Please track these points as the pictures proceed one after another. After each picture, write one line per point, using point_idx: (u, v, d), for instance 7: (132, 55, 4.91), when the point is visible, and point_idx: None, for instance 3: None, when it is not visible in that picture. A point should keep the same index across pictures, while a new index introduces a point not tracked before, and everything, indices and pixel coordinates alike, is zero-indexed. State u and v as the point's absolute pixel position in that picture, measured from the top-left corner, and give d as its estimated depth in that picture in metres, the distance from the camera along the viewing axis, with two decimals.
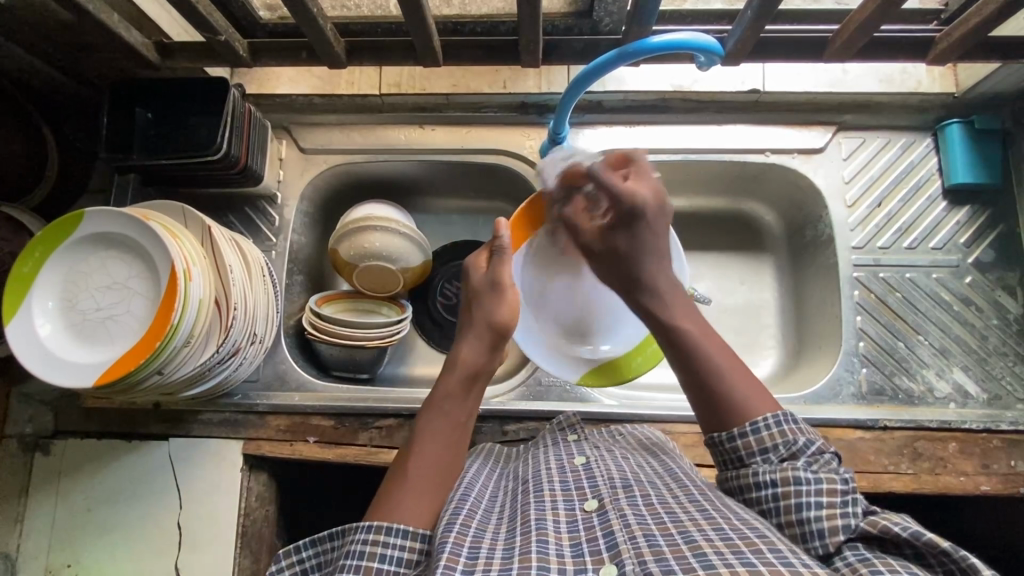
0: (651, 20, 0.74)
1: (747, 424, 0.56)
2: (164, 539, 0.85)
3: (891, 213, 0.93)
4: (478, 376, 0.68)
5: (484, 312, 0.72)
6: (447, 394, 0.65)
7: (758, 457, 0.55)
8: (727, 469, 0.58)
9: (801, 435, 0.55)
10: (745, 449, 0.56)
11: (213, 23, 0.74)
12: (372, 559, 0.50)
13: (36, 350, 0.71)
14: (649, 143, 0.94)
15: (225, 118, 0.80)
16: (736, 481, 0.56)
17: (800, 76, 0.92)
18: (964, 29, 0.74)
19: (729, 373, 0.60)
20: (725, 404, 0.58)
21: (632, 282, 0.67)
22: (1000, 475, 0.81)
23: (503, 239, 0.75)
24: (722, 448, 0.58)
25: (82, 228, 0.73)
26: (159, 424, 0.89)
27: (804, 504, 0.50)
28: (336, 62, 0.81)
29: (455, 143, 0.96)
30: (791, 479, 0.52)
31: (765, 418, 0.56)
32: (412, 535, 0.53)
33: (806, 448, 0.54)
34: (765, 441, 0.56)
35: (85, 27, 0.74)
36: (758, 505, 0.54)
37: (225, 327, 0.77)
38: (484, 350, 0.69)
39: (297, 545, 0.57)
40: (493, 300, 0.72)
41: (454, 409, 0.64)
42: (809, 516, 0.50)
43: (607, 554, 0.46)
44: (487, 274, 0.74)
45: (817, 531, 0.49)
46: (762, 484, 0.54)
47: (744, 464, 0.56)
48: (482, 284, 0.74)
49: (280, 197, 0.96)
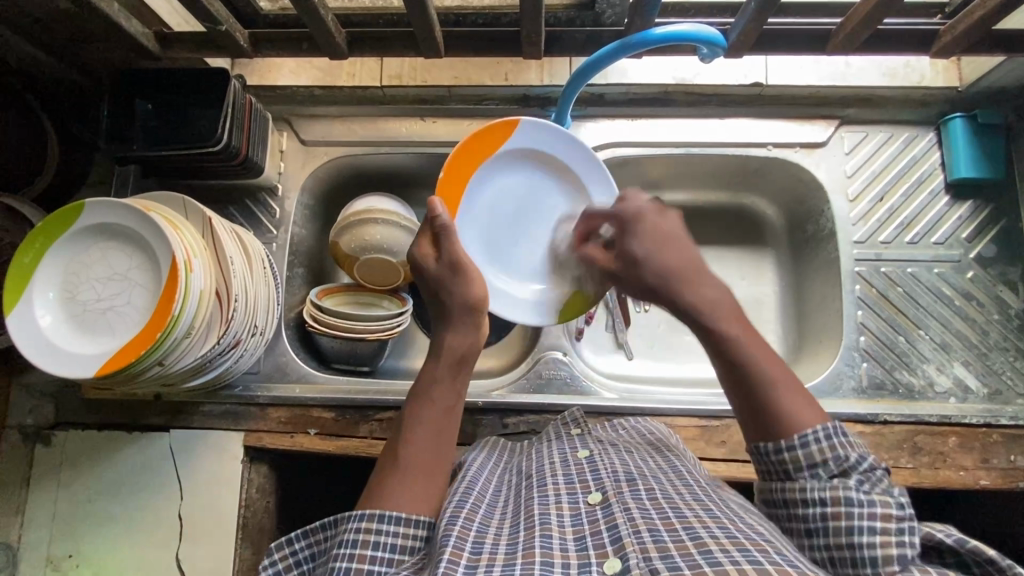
0: (654, 12, 0.73)
1: (797, 439, 0.55)
2: (165, 530, 0.85)
3: (893, 207, 0.93)
4: (466, 361, 0.66)
5: (455, 298, 0.69)
6: (432, 381, 0.64)
7: (806, 472, 0.54)
8: (772, 481, 0.57)
9: (854, 450, 0.54)
10: (792, 463, 0.55)
11: (213, 12, 0.73)
12: (365, 547, 0.51)
13: (36, 341, 0.71)
14: (650, 137, 0.94)
15: (226, 109, 0.80)
16: (782, 496, 0.56)
17: (802, 69, 0.91)
18: (968, 23, 0.73)
19: (772, 380, 0.57)
20: (772, 416, 0.56)
21: (658, 289, 0.64)
22: (1000, 470, 0.81)
23: (442, 219, 0.69)
24: (768, 458, 0.56)
25: (82, 219, 0.73)
26: (160, 416, 0.89)
27: (856, 529, 0.49)
28: (336, 53, 0.81)
29: (455, 136, 0.96)
30: (842, 501, 0.51)
31: (816, 431, 0.54)
32: (405, 522, 0.53)
33: (858, 465, 0.53)
34: (814, 457, 0.54)
35: (85, 16, 0.73)
36: (807, 522, 0.53)
37: (225, 320, 0.77)
38: (468, 333, 0.68)
39: (289, 537, 0.58)
40: (456, 284, 0.69)
41: (441, 393, 0.63)
42: (861, 540, 0.49)
43: (611, 548, 0.46)
44: (443, 261, 0.70)
45: (870, 558, 0.48)
46: (812, 503, 0.53)
47: (791, 478, 0.55)
48: (441, 272, 0.70)
49: (281, 189, 0.95)
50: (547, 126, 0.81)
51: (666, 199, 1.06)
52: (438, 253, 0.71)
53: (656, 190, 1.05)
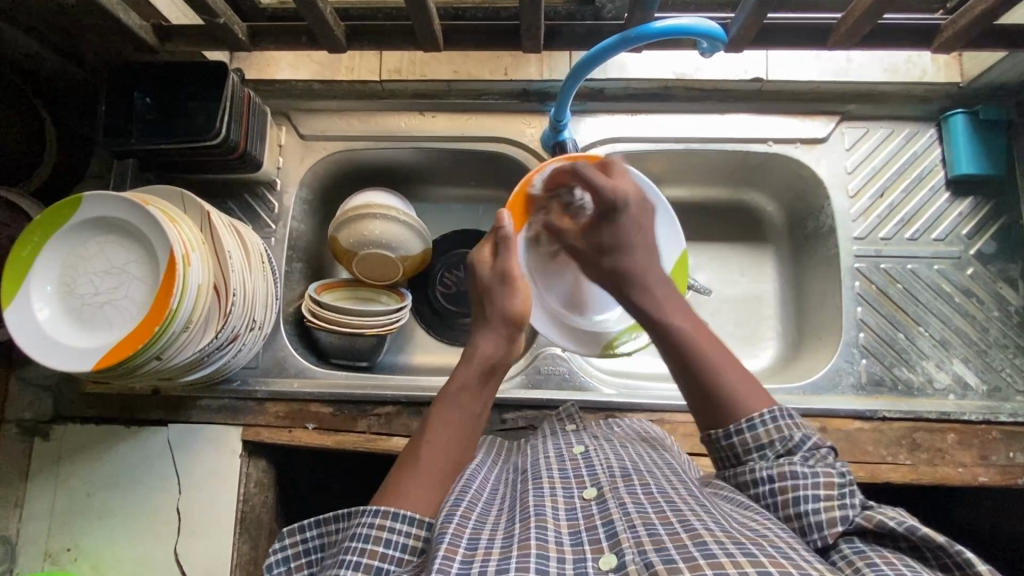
0: (654, 6, 0.73)
1: (744, 422, 0.57)
2: (163, 525, 0.85)
3: (893, 204, 0.93)
4: (495, 370, 0.69)
5: (498, 306, 0.72)
6: (464, 386, 0.66)
7: (754, 454, 0.56)
8: (726, 468, 0.58)
9: (798, 430, 0.56)
10: (742, 446, 0.57)
11: (211, 4, 0.73)
12: (376, 543, 0.50)
13: (34, 333, 0.70)
14: (650, 132, 0.94)
15: (224, 103, 0.80)
16: (734, 479, 0.57)
17: (803, 64, 0.91)
18: (970, 17, 0.73)
19: (721, 367, 0.60)
20: (717, 399, 0.59)
21: (618, 279, 0.71)
22: (998, 467, 0.81)
23: (504, 229, 0.74)
24: (719, 446, 0.58)
25: (81, 213, 0.72)
26: (158, 410, 0.89)
27: (801, 498, 0.51)
28: (335, 46, 0.81)
29: (455, 131, 0.96)
30: (787, 474, 0.52)
31: (762, 413, 0.57)
32: (418, 523, 0.53)
33: (803, 444, 0.55)
34: (761, 438, 0.56)
35: (83, 8, 0.73)
36: (757, 499, 0.54)
37: (223, 314, 0.76)
38: (502, 343, 0.70)
39: (301, 525, 0.57)
40: (502, 294, 0.72)
41: (470, 400, 0.65)
42: (807, 509, 0.50)
43: (607, 543, 0.46)
44: (494, 269, 0.74)
45: (816, 523, 0.49)
46: (761, 481, 0.54)
47: (743, 461, 0.57)
48: (491, 279, 0.73)
49: (280, 183, 0.95)
50: (635, 181, 0.80)
51: (666, 195, 1.06)
52: (493, 262, 0.75)
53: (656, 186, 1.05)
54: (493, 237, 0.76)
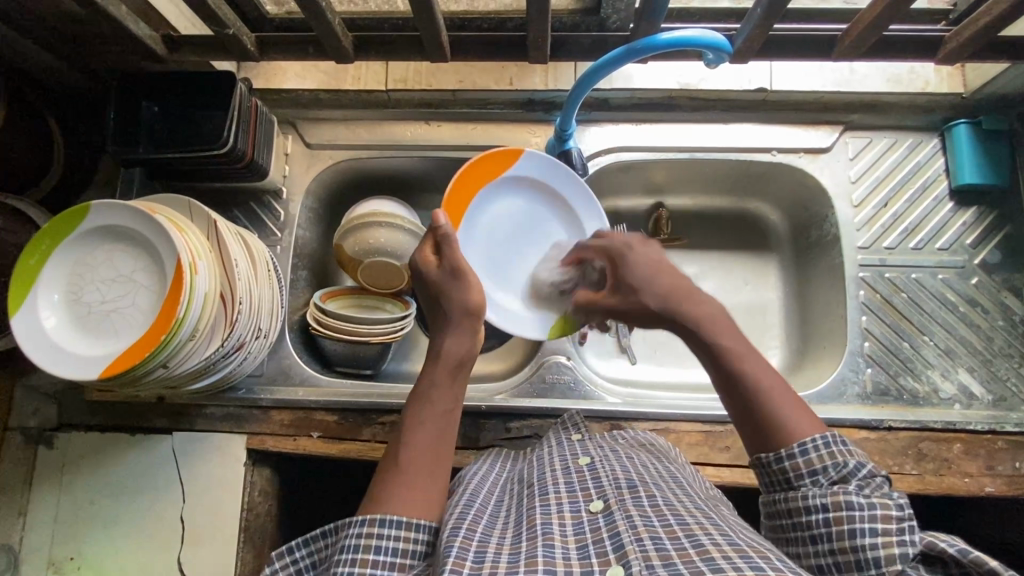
0: (660, 18, 0.74)
1: (796, 447, 0.55)
2: (167, 534, 0.85)
3: (897, 213, 0.93)
4: (465, 365, 0.66)
5: (455, 301, 0.69)
6: (432, 385, 0.63)
7: (806, 480, 0.54)
8: (773, 491, 0.57)
9: (852, 458, 0.54)
10: (793, 471, 0.55)
11: (222, 16, 0.74)
12: (367, 551, 0.50)
13: (39, 340, 0.70)
14: (654, 141, 0.94)
15: (232, 112, 0.80)
16: (784, 504, 0.55)
17: (807, 75, 0.91)
18: (974, 29, 0.74)
19: (774, 397, 0.57)
20: (769, 426, 0.57)
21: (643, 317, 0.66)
22: (1005, 477, 0.81)
23: (444, 228, 0.72)
24: (770, 469, 0.56)
25: (87, 220, 0.73)
26: (163, 418, 0.89)
27: (857, 531, 0.50)
28: (343, 57, 0.81)
29: (460, 139, 0.96)
30: (843, 504, 0.51)
31: (815, 438, 0.55)
32: (407, 525, 0.53)
33: (856, 472, 0.53)
34: (814, 463, 0.54)
35: (93, 18, 0.73)
36: (808, 526, 0.53)
37: (229, 323, 0.76)
38: (466, 337, 0.67)
39: (289, 545, 0.57)
40: (457, 288, 0.70)
41: (439, 396, 0.62)
42: (864, 542, 0.49)
43: (614, 555, 0.46)
44: (442, 268, 0.71)
45: (874, 559, 0.49)
46: (813, 509, 0.53)
47: (792, 486, 0.55)
48: (441, 277, 0.70)
49: (286, 192, 0.96)
50: (547, 162, 0.86)
51: (670, 204, 1.06)
52: (440, 260, 0.72)
53: (660, 195, 1.05)
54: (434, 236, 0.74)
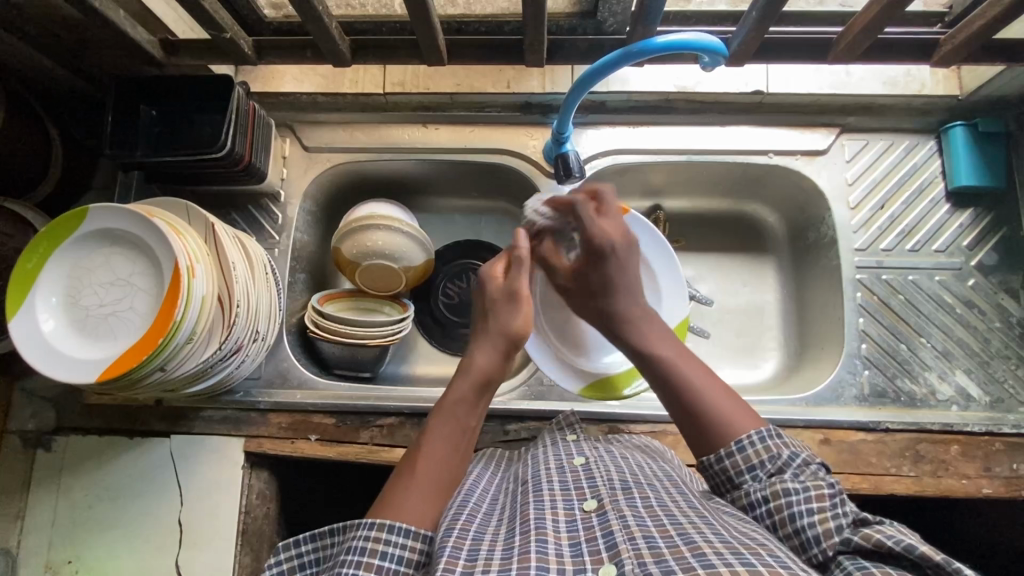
0: (656, 21, 0.74)
1: (734, 445, 0.57)
2: (164, 537, 0.85)
3: (894, 215, 0.93)
4: (490, 385, 0.67)
5: (502, 321, 0.70)
6: (459, 400, 0.64)
7: (747, 476, 0.56)
8: (721, 492, 0.58)
9: (786, 448, 0.56)
10: (733, 469, 0.57)
11: (219, 20, 0.74)
12: (373, 555, 0.50)
13: (38, 344, 0.71)
14: (652, 143, 0.95)
15: (230, 116, 0.80)
16: (733, 502, 0.57)
17: (803, 77, 0.91)
18: (969, 32, 0.74)
19: (708, 390, 0.61)
20: (711, 430, 0.59)
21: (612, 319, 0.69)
22: (1002, 478, 0.81)
23: (520, 250, 0.73)
24: (712, 471, 0.59)
25: (86, 224, 0.73)
26: (160, 421, 0.89)
27: (795, 514, 0.51)
28: (340, 60, 0.82)
29: (458, 142, 0.96)
30: (780, 492, 0.52)
31: (750, 435, 0.57)
32: (414, 535, 0.53)
33: (792, 461, 0.55)
34: (752, 459, 0.56)
35: (91, 23, 0.74)
36: (755, 521, 0.54)
37: (227, 326, 0.77)
38: (500, 360, 0.68)
39: (296, 538, 0.57)
40: (509, 309, 0.71)
41: (463, 414, 0.64)
42: (803, 523, 0.50)
43: (606, 553, 0.46)
44: (504, 286, 0.72)
45: (813, 537, 0.49)
46: (756, 503, 0.54)
47: (736, 485, 0.57)
48: (501, 294, 0.72)
49: (284, 195, 0.96)
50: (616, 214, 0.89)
51: (668, 206, 1.06)
52: (505, 278, 0.73)
53: (658, 197, 1.05)
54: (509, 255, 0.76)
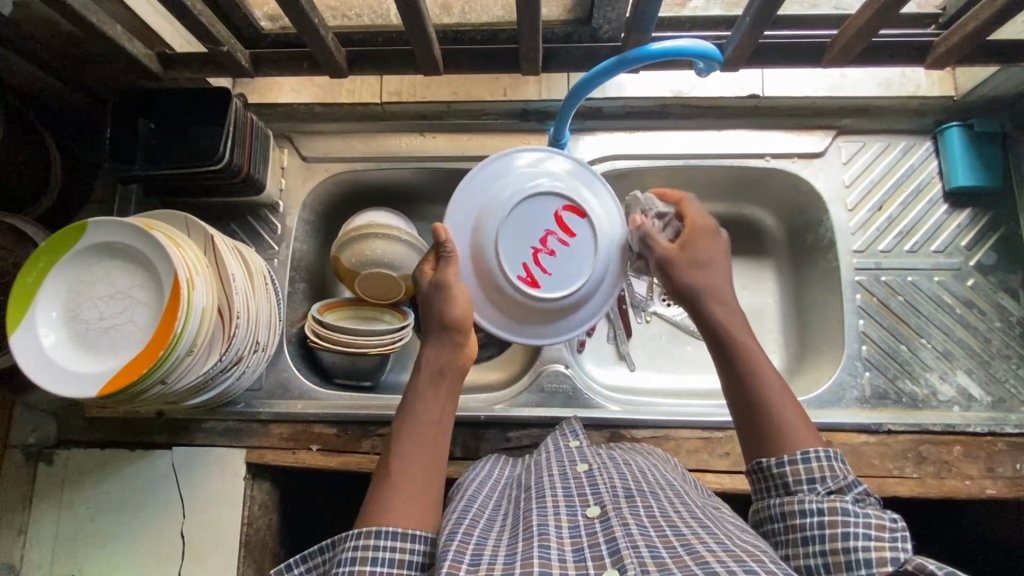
0: (650, 28, 0.74)
1: (799, 454, 0.58)
2: (167, 548, 0.85)
3: (891, 217, 0.93)
4: (446, 374, 0.68)
5: (435, 314, 0.71)
6: (419, 396, 0.65)
7: (804, 486, 0.57)
8: (770, 497, 0.59)
9: (850, 474, 0.57)
10: (793, 476, 0.58)
11: (216, 33, 0.74)
12: (363, 563, 0.50)
13: (38, 360, 0.71)
14: (648, 149, 0.95)
15: (227, 129, 0.81)
16: (779, 509, 0.56)
17: (799, 81, 0.91)
18: (961, 35, 0.74)
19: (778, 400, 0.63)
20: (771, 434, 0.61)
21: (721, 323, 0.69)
22: (1005, 479, 0.81)
23: (447, 243, 0.72)
24: (769, 473, 0.59)
25: (85, 238, 0.73)
26: (162, 433, 0.89)
27: (851, 534, 0.50)
28: (337, 71, 0.82)
29: (455, 150, 0.97)
30: (839, 509, 0.52)
31: (817, 450, 0.58)
32: (402, 537, 0.53)
33: (853, 487, 0.56)
34: (813, 472, 0.57)
35: (87, 38, 0.74)
36: (799, 532, 0.53)
37: (227, 336, 0.77)
38: (447, 349, 0.69)
39: (287, 563, 0.57)
40: (440, 303, 0.71)
41: (426, 405, 0.65)
42: (857, 544, 0.50)
43: (609, 559, 0.46)
44: (433, 281, 0.72)
45: (864, 560, 0.49)
46: (807, 512, 0.54)
47: (790, 492, 0.57)
48: (428, 290, 0.72)
49: (282, 205, 0.96)
50: None
51: None
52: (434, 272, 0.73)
53: None
54: (436, 251, 0.74)
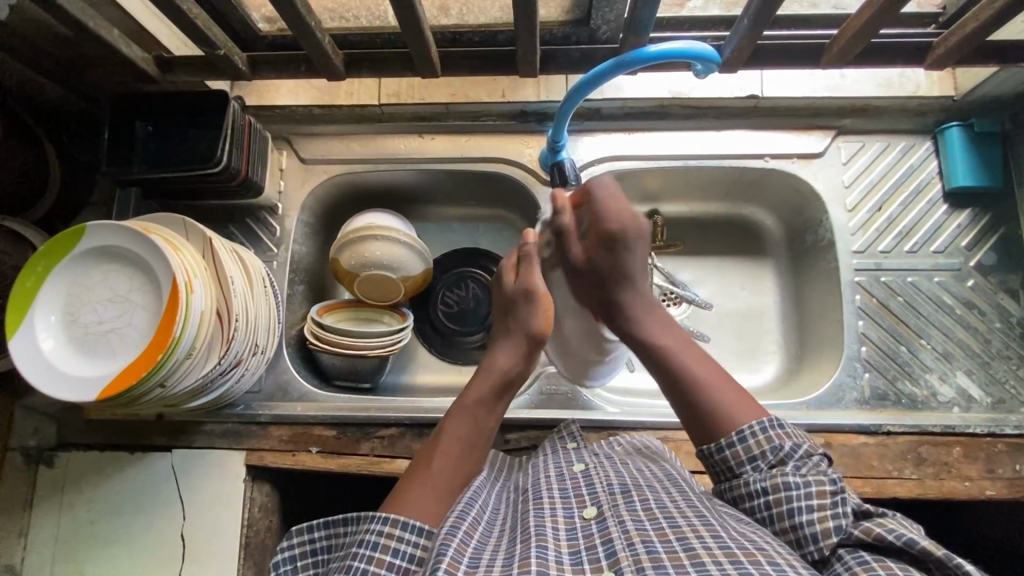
0: (648, 30, 0.74)
1: (736, 435, 0.59)
2: (168, 550, 0.85)
3: (891, 217, 0.93)
4: (510, 385, 0.69)
5: (520, 321, 0.70)
6: (477, 402, 0.66)
7: (747, 466, 0.57)
8: (721, 482, 0.60)
9: (789, 439, 0.57)
10: (734, 459, 0.58)
11: (213, 37, 0.74)
12: (385, 551, 0.51)
13: (38, 363, 0.71)
14: (647, 150, 0.95)
15: (226, 131, 0.80)
16: (730, 493, 0.58)
17: (798, 81, 0.91)
18: (960, 35, 0.74)
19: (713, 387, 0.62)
20: (716, 421, 0.61)
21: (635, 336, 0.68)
22: (1005, 480, 0.81)
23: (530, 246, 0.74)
24: (713, 459, 0.60)
25: (82, 242, 0.73)
26: (162, 435, 0.89)
27: (795, 509, 0.52)
28: (335, 74, 0.82)
29: (453, 152, 0.97)
30: (780, 487, 0.53)
31: (752, 425, 0.59)
32: (426, 533, 0.53)
33: (793, 452, 0.56)
34: (752, 449, 0.57)
35: (84, 41, 0.74)
36: (752, 512, 0.55)
37: (225, 341, 0.77)
38: (520, 358, 0.69)
39: (310, 525, 0.58)
40: (527, 309, 0.70)
41: (483, 416, 0.66)
42: (802, 519, 0.51)
43: (606, 562, 0.47)
44: (517, 285, 0.72)
45: (811, 535, 0.51)
46: (755, 493, 0.55)
47: (735, 474, 0.58)
48: (515, 293, 0.71)
49: (281, 208, 0.96)
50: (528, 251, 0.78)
51: (666, 211, 1.06)
52: (517, 275, 0.73)
53: (655, 203, 1.05)
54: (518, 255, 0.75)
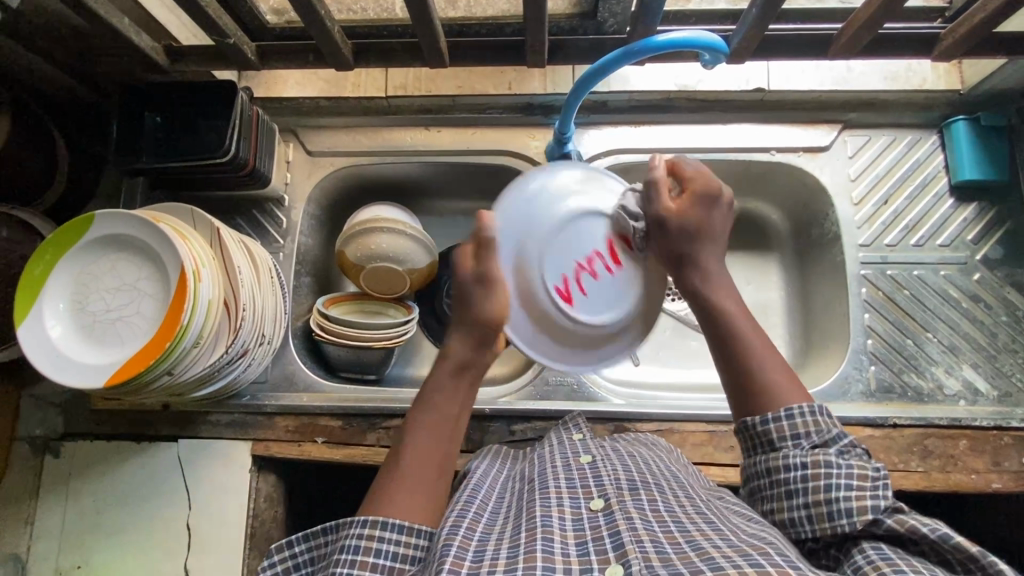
0: (656, 20, 0.74)
1: (783, 411, 0.57)
2: (173, 539, 0.86)
3: (897, 211, 0.93)
4: (469, 367, 0.65)
5: (471, 312, 0.65)
6: (439, 390, 0.64)
7: (789, 441, 0.57)
8: (755, 454, 0.59)
9: (835, 426, 0.57)
10: (777, 433, 0.57)
11: (223, 26, 0.74)
12: (367, 554, 0.51)
13: (45, 350, 0.71)
14: (653, 143, 0.95)
15: (235, 122, 0.81)
16: (764, 464, 0.58)
17: (804, 74, 0.91)
18: (967, 27, 0.74)
19: (766, 363, 0.61)
20: (762, 395, 0.60)
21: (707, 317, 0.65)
22: (1012, 473, 0.80)
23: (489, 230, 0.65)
24: (754, 432, 0.59)
25: (93, 230, 0.74)
26: (168, 425, 0.89)
27: (833, 485, 0.52)
28: (343, 64, 0.82)
29: (459, 144, 0.97)
30: (821, 463, 0.53)
31: (800, 407, 0.57)
32: (408, 530, 0.53)
33: (838, 439, 0.56)
34: (798, 427, 0.57)
35: (95, 30, 0.75)
36: (785, 484, 0.55)
37: (233, 330, 0.77)
38: (474, 343, 0.65)
39: (290, 540, 0.58)
40: (477, 299, 0.65)
41: (443, 402, 0.63)
42: (837, 495, 0.51)
43: (613, 553, 0.46)
44: (473, 270, 0.65)
45: (845, 510, 0.50)
46: (792, 467, 0.55)
47: (774, 448, 0.58)
48: (469, 283, 0.65)
49: (288, 199, 0.96)
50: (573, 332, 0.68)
51: None
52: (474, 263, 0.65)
53: None
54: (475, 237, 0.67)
